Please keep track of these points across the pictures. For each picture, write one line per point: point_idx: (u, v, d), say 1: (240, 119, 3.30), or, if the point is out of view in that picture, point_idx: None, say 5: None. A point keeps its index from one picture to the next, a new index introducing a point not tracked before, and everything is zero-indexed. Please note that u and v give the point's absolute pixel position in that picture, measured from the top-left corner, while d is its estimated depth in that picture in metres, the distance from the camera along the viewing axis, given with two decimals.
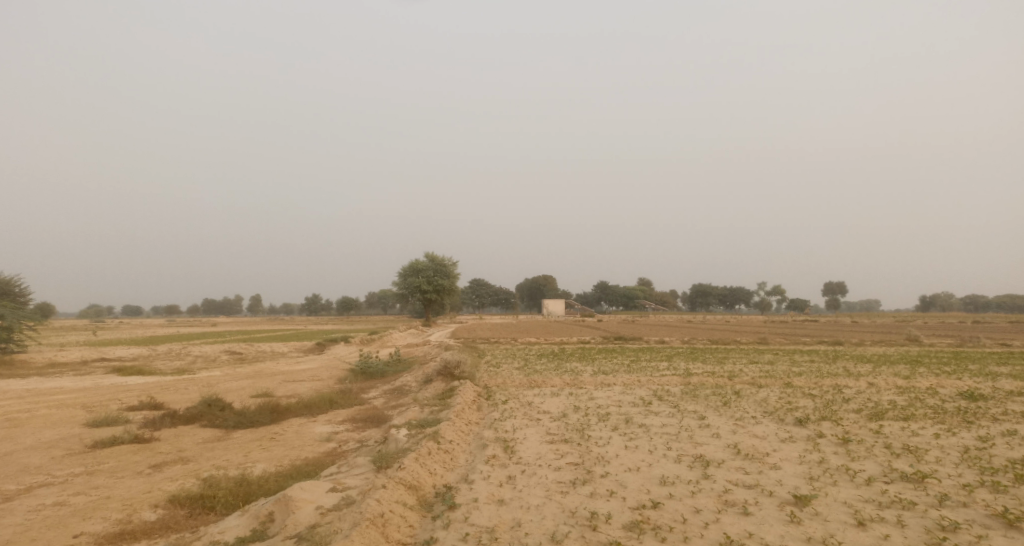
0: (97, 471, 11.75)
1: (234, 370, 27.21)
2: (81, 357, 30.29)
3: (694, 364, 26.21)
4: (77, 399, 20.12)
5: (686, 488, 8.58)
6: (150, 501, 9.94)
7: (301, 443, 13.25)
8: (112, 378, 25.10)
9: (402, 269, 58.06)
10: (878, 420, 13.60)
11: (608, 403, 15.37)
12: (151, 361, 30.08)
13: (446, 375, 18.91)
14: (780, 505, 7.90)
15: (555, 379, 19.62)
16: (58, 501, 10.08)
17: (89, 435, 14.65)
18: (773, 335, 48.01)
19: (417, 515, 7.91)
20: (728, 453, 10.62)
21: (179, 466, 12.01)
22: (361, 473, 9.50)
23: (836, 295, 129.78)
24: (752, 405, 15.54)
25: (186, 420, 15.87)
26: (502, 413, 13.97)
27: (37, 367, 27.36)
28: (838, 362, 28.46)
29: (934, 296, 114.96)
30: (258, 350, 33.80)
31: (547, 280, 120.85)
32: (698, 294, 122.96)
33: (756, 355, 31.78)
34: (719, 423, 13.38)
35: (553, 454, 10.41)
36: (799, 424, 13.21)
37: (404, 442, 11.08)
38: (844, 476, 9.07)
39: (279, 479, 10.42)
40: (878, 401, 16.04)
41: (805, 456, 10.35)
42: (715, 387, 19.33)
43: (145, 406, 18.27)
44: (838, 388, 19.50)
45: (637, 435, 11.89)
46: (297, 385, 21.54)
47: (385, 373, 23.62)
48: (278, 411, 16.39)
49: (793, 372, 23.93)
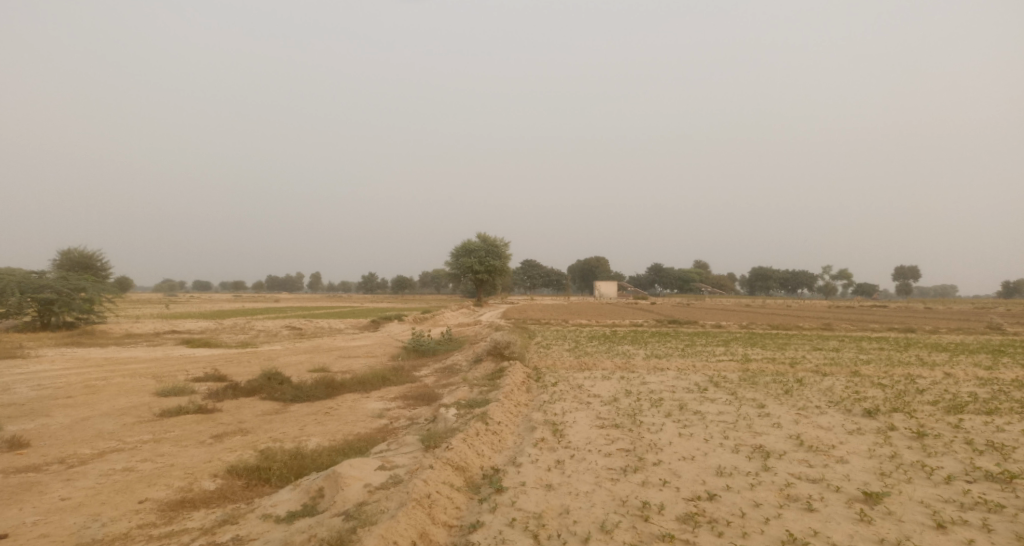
0: (163, 439, 12.17)
1: (294, 345, 27.96)
2: (154, 328, 31.75)
3: (753, 349, 25.35)
4: (149, 369, 21.06)
5: (744, 480, 8.15)
6: (210, 471, 10.20)
7: (354, 419, 13.41)
8: (180, 349, 26.19)
9: (455, 248, 58.36)
10: (956, 414, 12.73)
11: (662, 388, 14.93)
12: (217, 334, 31.27)
13: (497, 354, 18.83)
14: (849, 502, 7.41)
15: (606, 362, 19.27)
16: (126, 467, 10.47)
17: (157, 403, 15.26)
18: (839, 320, 45.98)
19: (465, 497, 7.80)
20: (789, 444, 10.10)
21: (238, 438, 12.32)
22: (409, 452, 9.47)
23: (907, 280, 123.53)
24: (815, 394, 14.83)
25: (247, 392, 16.33)
26: (551, 395, 13.77)
27: (114, 337, 28.83)
28: (909, 350, 27.00)
29: (1018, 283, 108.06)
30: (317, 326, 34.67)
31: (599, 260, 118.33)
32: (758, 277, 119.32)
33: (819, 341, 30.48)
34: (780, 412, 12.79)
35: (603, 439, 10.13)
36: (867, 416, 12.49)
37: (453, 422, 11.02)
38: (920, 473, 8.45)
39: (331, 453, 10.53)
40: (955, 393, 15.04)
41: (875, 450, 9.74)
42: (775, 374, 18.59)
43: (209, 378, 18.95)
44: (910, 378, 18.44)
45: (692, 423, 11.47)
46: (352, 361, 21.92)
47: (437, 351, 23.79)
48: (333, 386, 16.68)
49: (860, 360, 22.86)
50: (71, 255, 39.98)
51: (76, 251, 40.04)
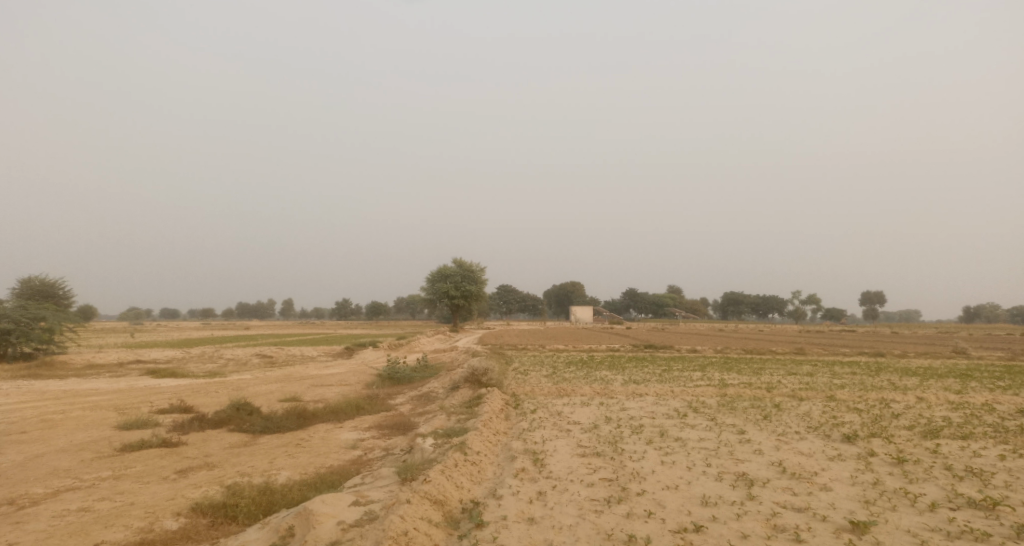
0: (123, 476, 11.58)
1: (264, 374, 27.21)
2: (117, 358, 30.67)
3: (729, 374, 25.38)
4: (110, 401, 20.23)
5: (730, 510, 7.98)
6: (172, 509, 9.70)
7: (326, 450, 12.96)
8: (145, 379, 25.28)
9: (430, 274, 57.91)
10: (933, 439, 12.77)
11: (642, 415, 14.76)
12: (184, 364, 30.33)
13: (474, 381, 18.50)
14: (837, 532, 7.27)
15: (584, 388, 19.06)
16: (82, 507, 9.90)
17: (118, 437, 14.59)
18: (811, 345, 46.52)
19: (444, 533, 7.48)
20: (772, 471, 9.98)
21: (204, 473, 11.79)
22: (385, 485, 9.10)
23: (874, 304, 126.08)
24: (794, 419, 14.80)
25: (214, 424, 15.73)
26: (531, 423, 13.51)
27: (74, 368, 27.75)
28: (881, 374, 27.30)
29: (979, 307, 111.10)
30: (289, 354, 33.88)
31: (573, 284, 118.37)
32: (731, 302, 120.66)
33: (793, 365, 30.69)
34: (760, 438, 12.71)
35: (584, 469, 9.89)
36: (847, 441, 12.45)
37: (430, 452, 10.70)
38: (904, 501, 8.37)
39: (303, 488, 10.10)
40: (930, 418, 15.13)
41: (857, 476, 9.67)
42: (753, 399, 18.56)
43: (175, 409, 18.26)
44: (884, 402, 18.57)
45: (673, 450, 11.30)
46: (325, 390, 21.35)
47: (412, 379, 23.33)
48: (305, 416, 16.17)
49: (835, 385, 23.00)
50: (31, 284, 38.63)
51: (36, 279, 38.75)
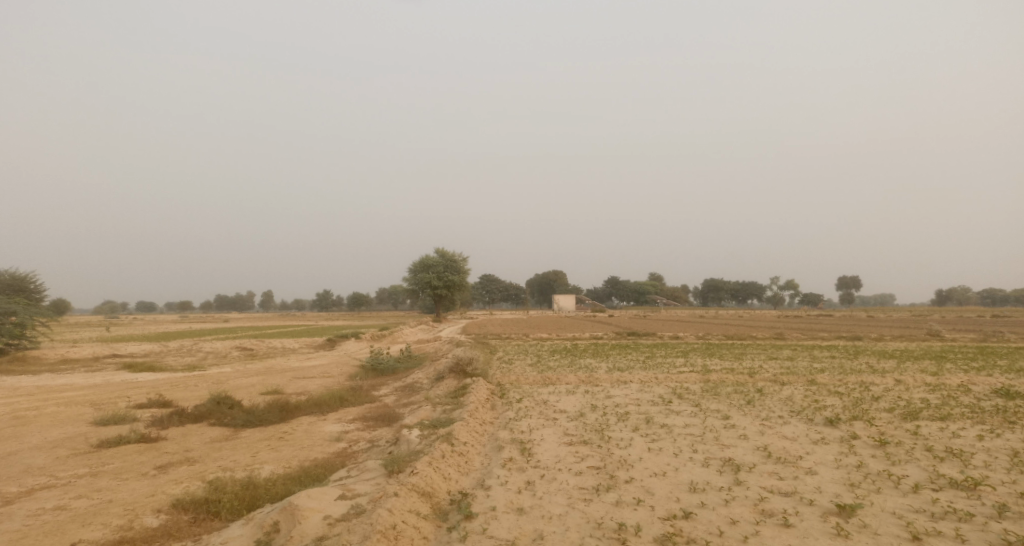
0: (101, 473, 11.34)
1: (245, 366, 26.86)
2: (93, 353, 30.10)
3: (712, 360, 25.58)
4: (86, 397, 19.82)
5: (718, 496, 7.99)
6: (153, 506, 9.50)
7: (310, 443, 12.81)
8: (122, 374, 24.83)
9: (412, 264, 57.54)
10: (913, 421, 12.95)
11: (627, 402, 14.77)
12: (162, 357, 29.84)
13: (459, 372, 18.40)
14: (824, 516, 7.31)
15: (569, 376, 19.06)
16: (58, 505, 9.66)
17: (95, 433, 14.29)
18: (790, 330, 47.06)
19: (432, 525, 7.40)
20: (758, 456, 10.03)
21: (185, 468, 11.58)
22: (371, 478, 8.98)
23: (850, 289, 127.95)
24: (777, 404, 14.93)
25: (194, 419, 15.47)
26: (517, 412, 13.46)
27: (48, 364, 27.18)
28: (859, 358, 27.69)
29: (951, 291, 113.35)
30: (270, 346, 33.50)
31: (555, 273, 118.58)
32: (710, 288, 121.75)
33: (774, 351, 31.00)
34: (745, 422, 12.78)
35: (572, 457, 9.86)
36: (829, 425, 12.57)
37: (417, 444, 10.60)
38: (888, 483, 8.45)
39: (287, 482, 9.95)
40: (910, 400, 15.36)
41: (842, 459, 9.75)
42: (736, 384, 18.70)
43: (153, 404, 17.93)
44: (864, 385, 18.82)
45: (660, 437, 11.31)
46: (307, 382, 21.13)
47: (396, 369, 23.20)
48: (288, 409, 15.97)
49: (815, 369, 23.26)
50: (2, 278, 37.71)
51: (7, 273, 37.83)
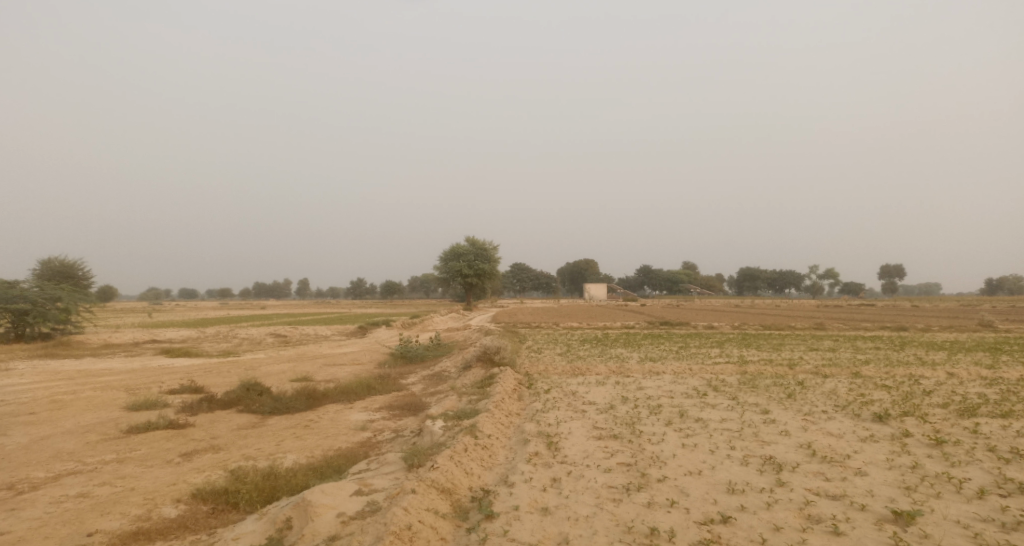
0: (127, 459, 11.27)
1: (277, 353, 26.98)
2: (133, 338, 30.60)
3: (748, 351, 24.75)
4: (122, 381, 20.00)
5: (760, 498, 7.41)
6: (172, 495, 9.32)
7: (335, 432, 12.57)
8: (159, 360, 25.12)
9: (444, 252, 57.37)
10: (970, 418, 12.08)
11: (660, 394, 14.18)
12: (199, 343, 30.19)
13: (487, 361, 18.01)
14: (878, 523, 6.68)
15: (600, 366, 18.54)
16: (80, 492, 9.57)
17: (126, 418, 14.31)
18: (830, 319, 45.50)
19: (451, 525, 7.00)
20: (801, 454, 9.37)
21: (209, 456, 11.43)
22: (391, 472, 8.64)
23: (893, 278, 123.81)
24: (820, 398, 14.15)
25: (223, 405, 15.41)
26: (545, 403, 12.99)
27: (89, 348, 27.66)
28: (905, 349, 26.49)
29: (1001, 279, 108.95)
30: (303, 332, 33.65)
31: (587, 262, 117.52)
32: (747, 277, 119.21)
33: (814, 341, 29.89)
34: (786, 418, 12.10)
35: (601, 453, 9.35)
36: (878, 421, 11.81)
37: (440, 435, 10.23)
38: (948, 487, 7.73)
39: (308, 473, 9.69)
40: (964, 395, 14.42)
41: (894, 460, 9.04)
42: (775, 377, 17.88)
43: (185, 389, 17.98)
44: (913, 379, 17.82)
45: (695, 432, 10.73)
46: (336, 369, 21.03)
47: (425, 357, 22.98)
48: (315, 397, 15.78)
49: (859, 360, 22.30)
50: (50, 265, 38.64)
51: (53, 260, 38.79)
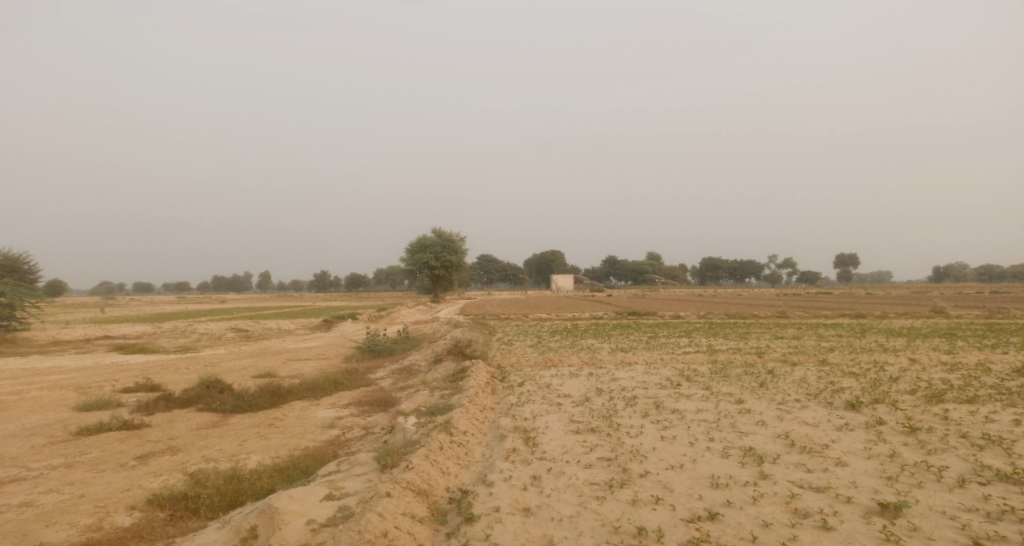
0: (77, 464, 10.59)
1: (238, 348, 26.10)
2: (84, 334, 29.28)
3: (716, 340, 24.91)
4: (72, 380, 18.99)
5: (745, 493, 7.24)
6: (126, 502, 8.75)
7: (302, 430, 12.06)
8: (113, 356, 24.05)
9: (409, 244, 56.56)
10: (938, 404, 12.22)
11: (634, 385, 14.03)
12: (155, 339, 29.05)
13: (458, 353, 17.63)
14: (866, 516, 6.59)
15: (572, 357, 18.34)
16: (24, 501, 8.91)
17: (75, 420, 13.52)
18: (792, 307, 46.25)
19: (429, 530, 6.67)
20: (780, 445, 9.28)
21: (166, 458, 10.83)
22: (363, 474, 8.23)
23: (848, 267, 127.29)
24: (791, 386, 14.20)
25: (181, 404, 14.72)
26: (519, 397, 12.72)
27: (37, 346, 26.34)
28: (867, 336, 27.06)
29: (948, 267, 113.06)
30: (265, 327, 32.70)
31: (553, 254, 117.80)
32: (708, 267, 120.96)
33: (779, 329, 30.31)
34: (761, 407, 12.05)
35: (580, 448, 9.09)
36: (851, 409, 11.84)
37: (413, 433, 9.86)
38: (929, 476, 7.71)
39: (274, 475, 9.21)
40: (930, 381, 14.65)
41: (871, 448, 9.01)
42: (745, 366, 17.96)
43: (141, 388, 17.16)
44: (878, 366, 18.12)
45: (672, 424, 10.57)
46: (301, 365, 20.39)
47: (393, 351, 22.49)
48: (280, 394, 15.18)
49: (824, 348, 22.60)
50: None
51: None
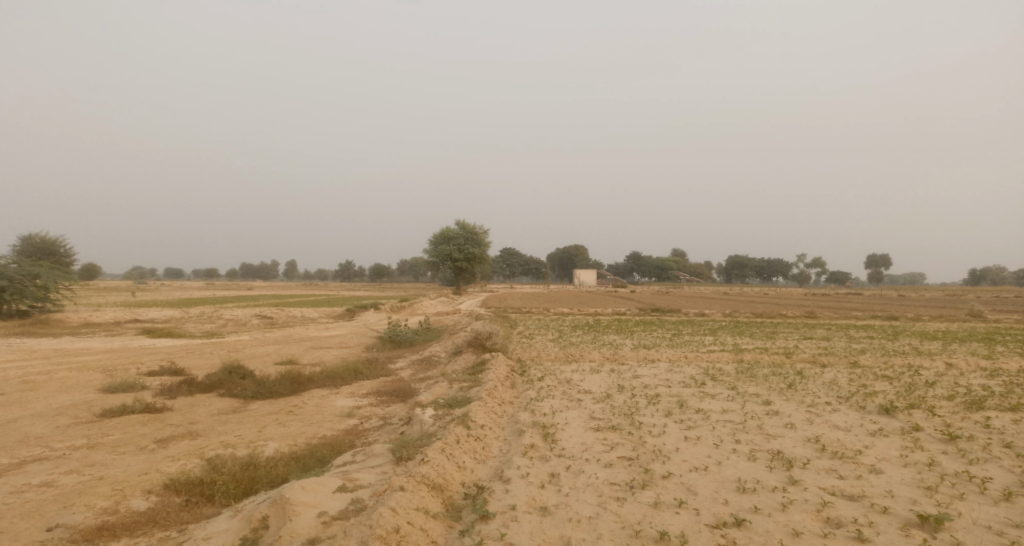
0: (98, 445, 10.63)
1: (262, 335, 26.32)
2: (114, 317, 29.77)
3: (743, 339, 24.36)
4: (100, 362, 19.25)
5: (773, 499, 6.92)
6: (143, 485, 8.72)
7: (320, 419, 11.98)
8: (141, 340, 24.37)
9: (433, 236, 56.58)
10: (978, 412, 11.68)
11: (656, 383, 13.68)
12: (182, 324, 29.42)
13: (478, 346, 17.48)
14: (904, 528, 6.23)
15: (594, 353, 18.05)
16: (45, 481, 8.94)
17: (100, 401, 13.63)
18: (821, 308, 45.19)
19: (442, 526, 6.48)
20: (810, 450, 8.91)
21: (186, 442, 10.83)
22: (378, 466, 8.08)
23: (880, 267, 124.43)
24: (821, 388, 13.73)
25: (204, 388, 14.76)
26: (539, 391, 12.48)
27: (69, 327, 26.85)
28: (900, 338, 26.26)
29: (985, 270, 109.89)
30: (290, 314, 32.96)
31: (577, 249, 117.19)
32: (735, 265, 119.12)
33: (807, 329, 29.58)
34: (789, 409, 11.64)
35: (600, 446, 8.83)
36: (885, 414, 11.37)
37: (430, 425, 9.69)
38: (971, 488, 7.30)
39: (289, 464, 9.11)
40: (969, 387, 14.06)
41: (908, 456, 8.59)
42: (773, 366, 17.47)
43: (165, 371, 17.30)
44: (913, 369, 17.48)
45: (697, 424, 10.24)
46: (323, 353, 20.42)
47: (414, 341, 22.43)
48: (300, 381, 15.16)
49: (855, 350, 21.98)
50: (31, 242, 37.59)
51: (34, 237, 37.73)
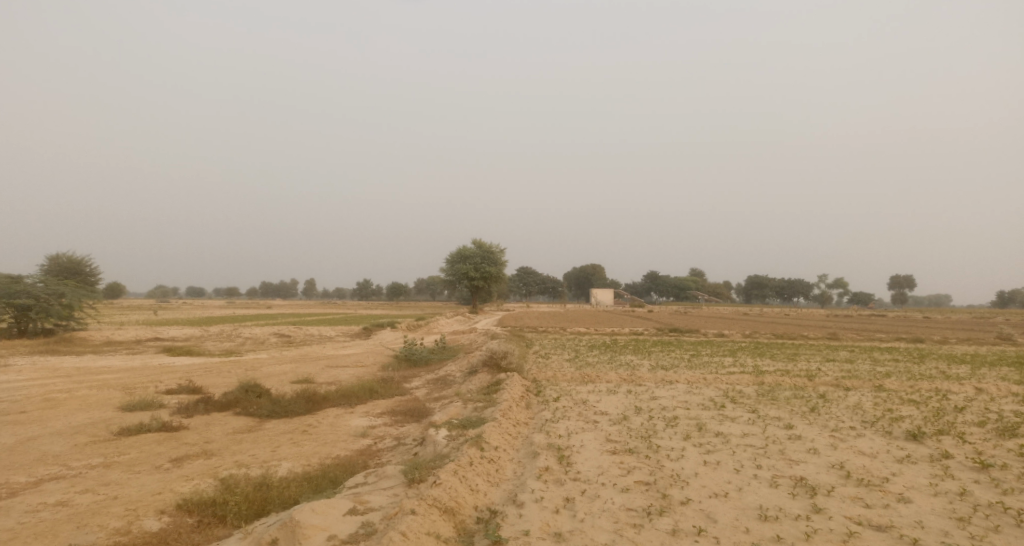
0: (114, 464, 10.64)
1: (280, 353, 26.43)
2: (136, 335, 30.10)
3: (763, 360, 23.94)
4: (120, 380, 19.41)
5: (797, 528, 6.69)
6: (157, 506, 8.68)
7: (334, 438, 11.90)
8: (161, 358, 24.56)
9: (450, 255, 56.77)
10: (1010, 439, 11.27)
11: (674, 405, 13.43)
12: (201, 342, 29.65)
13: (493, 365, 17.34)
14: None
15: (610, 374, 17.83)
16: (60, 500, 8.94)
17: (118, 420, 13.69)
18: (843, 330, 44.39)
19: None
20: (835, 476, 8.63)
21: (200, 462, 10.79)
22: (390, 488, 7.96)
23: (904, 288, 122.28)
24: (845, 412, 13.38)
25: (220, 407, 14.78)
26: (554, 412, 12.29)
27: (91, 345, 27.18)
28: (926, 361, 25.62)
29: (1013, 292, 107.47)
30: (307, 333, 33.10)
31: (595, 268, 116.83)
32: (755, 285, 117.85)
33: (829, 351, 29.02)
34: (812, 433, 11.34)
35: (617, 469, 8.63)
36: (912, 440, 11.01)
37: (443, 446, 9.57)
38: (1006, 520, 6.99)
39: (302, 485, 9.03)
40: (999, 412, 13.61)
41: (938, 485, 8.28)
42: (795, 389, 17.10)
43: (183, 390, 17.39)
44: (941, 394, 16.98)
45: (716, 448, 9.99)
46: (339, 372, 20.41)
47: (430, 361, 22.35)
48: (315, 400, 15.12)
49: (879, 373, 21.46)
50: (57, 261, 38.29)
51: (61, 256, 38.44)
